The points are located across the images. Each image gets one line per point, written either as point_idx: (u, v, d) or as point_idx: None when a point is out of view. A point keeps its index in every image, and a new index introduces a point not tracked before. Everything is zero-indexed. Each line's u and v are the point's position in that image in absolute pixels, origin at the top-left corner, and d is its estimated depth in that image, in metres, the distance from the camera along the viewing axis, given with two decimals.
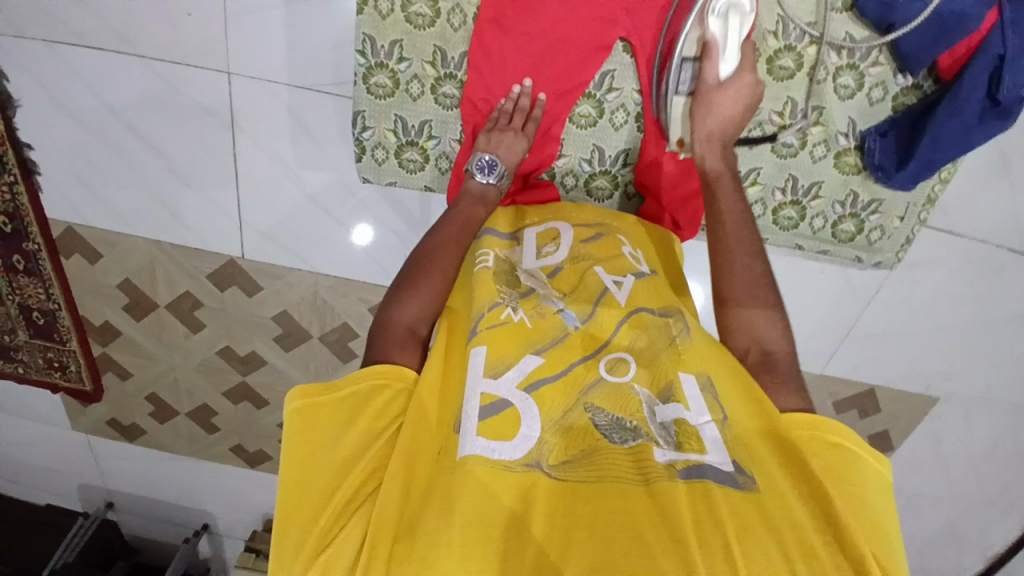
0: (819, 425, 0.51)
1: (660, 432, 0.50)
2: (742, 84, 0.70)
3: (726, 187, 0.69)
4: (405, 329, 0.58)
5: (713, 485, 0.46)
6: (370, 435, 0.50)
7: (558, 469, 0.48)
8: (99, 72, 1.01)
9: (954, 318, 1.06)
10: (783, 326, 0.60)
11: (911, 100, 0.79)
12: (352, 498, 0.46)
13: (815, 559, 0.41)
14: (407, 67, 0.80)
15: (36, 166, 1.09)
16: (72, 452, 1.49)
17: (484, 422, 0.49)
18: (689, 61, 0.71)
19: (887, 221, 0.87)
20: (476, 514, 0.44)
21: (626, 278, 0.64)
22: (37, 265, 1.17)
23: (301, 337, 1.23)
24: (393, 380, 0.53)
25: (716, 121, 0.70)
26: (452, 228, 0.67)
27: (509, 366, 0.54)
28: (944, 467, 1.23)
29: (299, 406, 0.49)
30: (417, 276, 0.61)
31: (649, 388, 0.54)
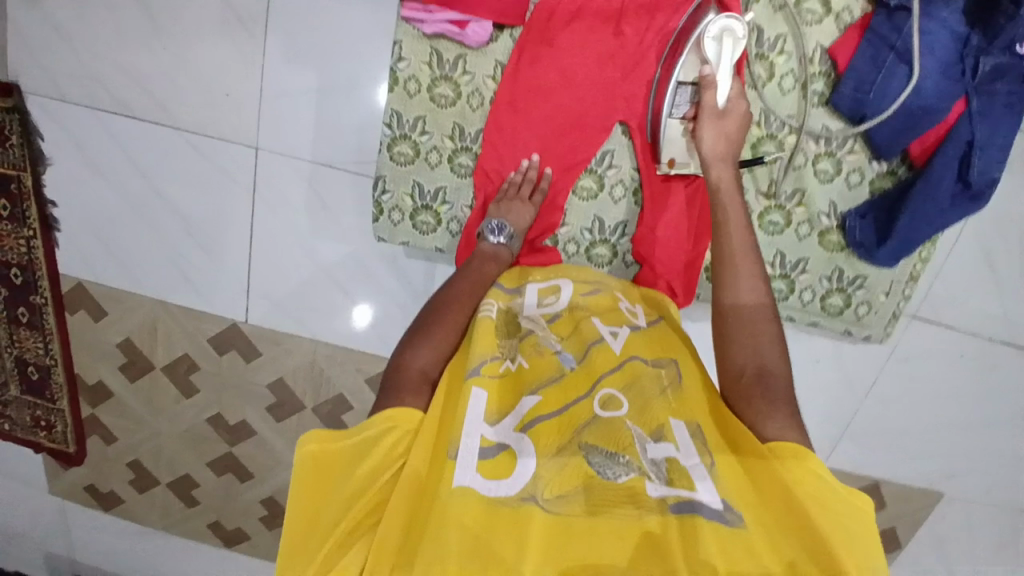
0: (803, 455, 0.52)
1: (652, 467, 0.52)
2: (737, 109, 0.77)
3: (732, 203, 0.73)
4: (417, 372, 0.60)
5: (703, 520, 0.47)
6: (375, 474, 0.50)
7: (551, 504, 0.48)
8: (137, 140, 1.09)
9: (946, 409, 1.08)
10: (779, 351, 0.63)
11: (886, 184, 0.86)
12: (353, 536, 0.47)
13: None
14: (428, 139, 0.87)
15: (57, 222, 1.15)
16: (44, 518, 1.43)
17: (483, 462, 0.50)
18: (686, 86, 0.77)
19: (873, 296, 0.91)
20: (473, 547, 0.44)
21: (622, 330, 0.67)
22: (40, 319, 1.19)
23: (294, 407, 1.22)
24: (400, 422, 0.53)
25: (718, 136, 0.76)
26: (464, 281, 0.71)
27: (505, 415, 0.55)
28: (948, 572, 1.19)
29: (312, 449, 0.51)
30: (428, 322, 0.65)
31: (642, 426, 0.55)
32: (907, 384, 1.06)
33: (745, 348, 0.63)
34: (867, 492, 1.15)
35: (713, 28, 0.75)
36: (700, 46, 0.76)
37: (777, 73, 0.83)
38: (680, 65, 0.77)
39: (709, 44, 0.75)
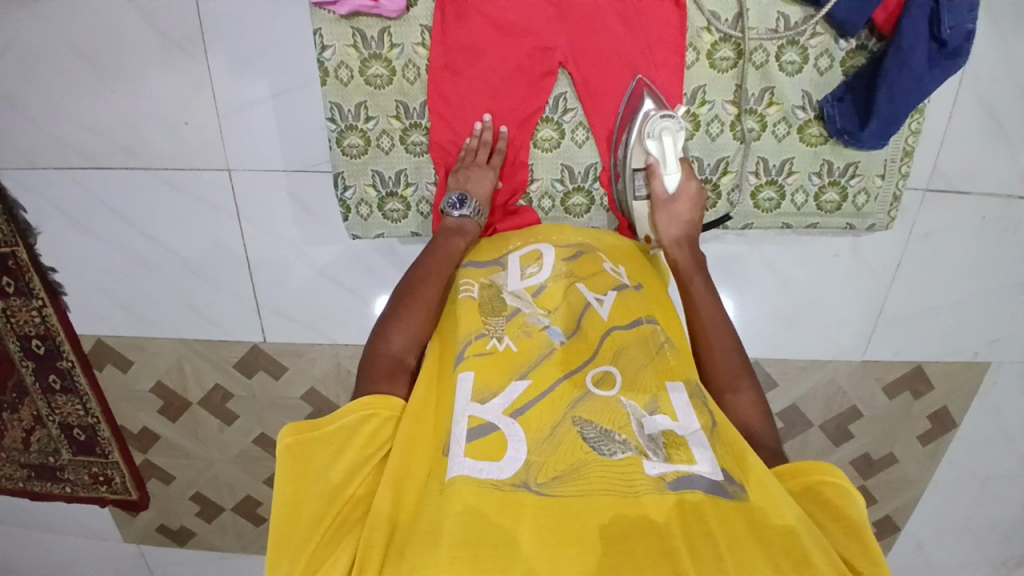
0: (802, 471, 0.52)
1: (649, 444, 0.50)
2: (690, 190, 0.79)
3: (698, 285, 0.75)
4: (393, 358, 0.60)
5: (702, 496, 0.47)
6: (359, 462, 0.50)
7: (547, 486, 0.46)
8: (111, 188, 1.08)
9: (981, 275, 1.03)
10: (765, 418, 0.60)
11: (860, 61, 0.81)
12: (342, 525, 0.47)
13: (808, 565, 0.42)
14: (375, 125, 0.85)
15: (60, 287, 1.16)
16: (128, 565, 1.50)
17: (472, 444, 0.49)
18: (639, 172, 0.80)
19: (869, 182, 0.87)
20: (464, 535, 0.43)
21: (607, 294, 0.65)
22: (72, 381, 1.22)
23: (331, 411, 1.24)
24: (381, 409, 0.53)
25: (675, 225, 0.79)
26: (432, 261, 0.70)
27: (496, 394, 0.54)
28: (1012, 436, 1.17)
29: (291, 442, 0.49)
30: (399, 306, 0.64)
31: (637, 401, 0.53)
32: (931, 263, 1.03)
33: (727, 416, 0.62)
34: (911, 378, 1.12)
35: (652, 127, 0.77)
36: (642, 139, 0.79)
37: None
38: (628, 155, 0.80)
39: (650, 141, 0.78)
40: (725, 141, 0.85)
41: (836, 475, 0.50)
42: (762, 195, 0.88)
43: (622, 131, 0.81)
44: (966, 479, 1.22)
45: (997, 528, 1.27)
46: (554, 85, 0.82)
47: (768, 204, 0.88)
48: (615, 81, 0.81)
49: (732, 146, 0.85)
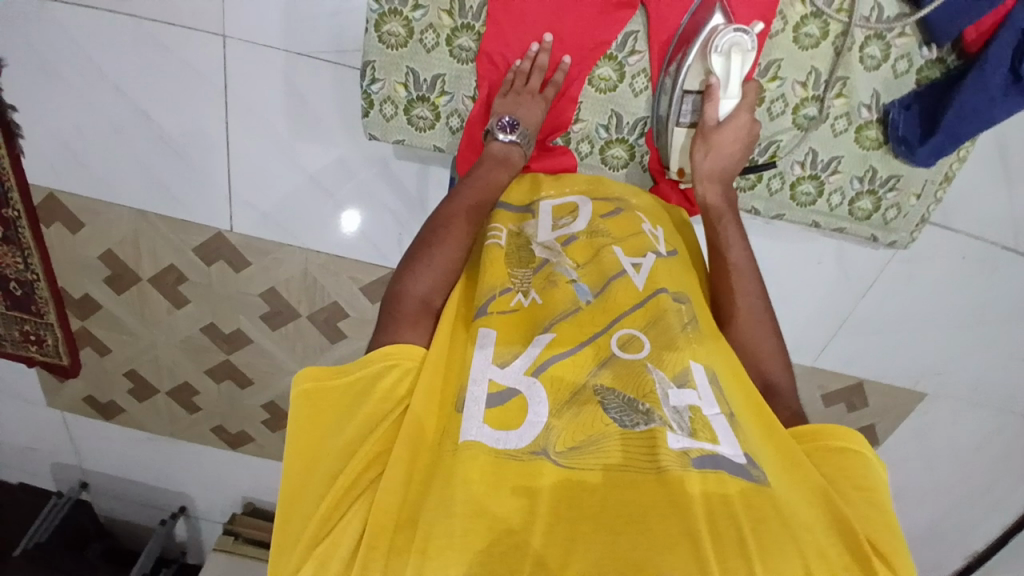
0: (822, 434, 0.52)
1: (674, 417, 0.47)
2: (741, 123, 0.73)
3: (729, 229, 0.70)
4: (418, 301, 0.55)
5: (728, 475, 0.45)
6: (376, 418, 0.47)
7: (565, 457, 0.45)
8: (88, 30, 0.96)
9: (950, 312, 1.06)
10: (783, 365, 0.62)
11: (935, 74, 0.77)
12: (355, 486, 0.44)
13: (825, 557, 0.42)
14: (422, 15, 0.77)
15: (18, 128, 1.04)
16: (48, 430, 1.44)
17: (491, 410, 0.47)
18: (691, 95, 0.74)
19: (904, 198, 0.86)
20: (479, 505, 0.41)
21: (645, 259, 0.61)
22: (16, 232, 1.12)
23: (290, 316, 1.20)
24: (401, 359, 0.49)
25: (715, 161, 0.73)
26: (472, 192, 0.64)
27: (517, 355, 0.51)
28: (927, 463, 1.24)
29: (306, 389, 0.47)
30: (430, 242, 0.59)
31: (663, 370, 0.51)
32: (908, 292, 1.04)
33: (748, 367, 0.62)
34: (853, 392, 1.17)
35: (720, 41, 0.70)
36: (706, 55, 0.71)
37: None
38: (683, 74, 0.73)
39: (714, 57, 0.71)
40: (783, 123, 0.82)
41: (856, 442, 0.51)
42: (800, 188, 0.86)
43: (682, 44, 0.74)
44: None
45: None
46: (628, 20, 0.76)
47: (803, 199, 0.87)
48: None
49: (788, 130, 0.82)
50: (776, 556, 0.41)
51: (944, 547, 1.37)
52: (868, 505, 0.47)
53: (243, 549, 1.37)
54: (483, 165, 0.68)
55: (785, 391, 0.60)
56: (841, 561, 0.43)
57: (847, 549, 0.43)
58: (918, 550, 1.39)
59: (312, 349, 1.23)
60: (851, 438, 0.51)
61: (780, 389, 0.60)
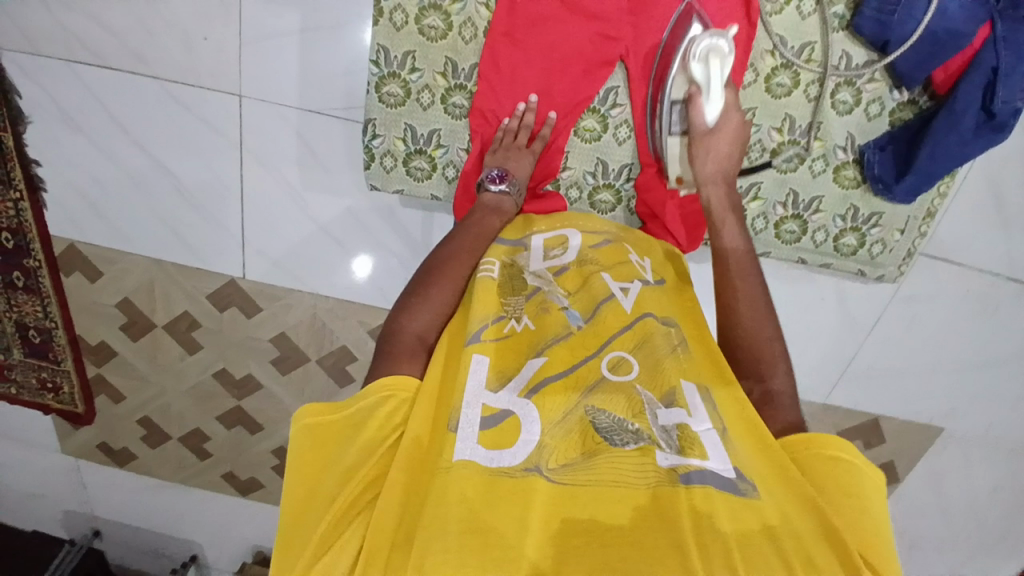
0: (815, 441, 0.51)
1: (663, 435, 0.48)
2: (732, 123, 0.73)
3: (732, 230, 0.69)
4: (414, 337, 0.57)
5: (714, 491, 0.44)
6: (374, 444, 0.48)
7: (557, 473, 0.45)
8: (114, 90, 1.04)
9: (955, 347, 1.06)
10: (785, 367, 0.59)
11: (907, 115, 0.81)
12: (352, 510, 0.44)
13: (815, 567, 0.40)
14: (419, 77, 0.82)
15: (42, 182, 1.10)
16: (61, 477, 1.46)
17: (485, 432, 0.47)
18: (677, 104, 0.74)
19: (887, 234, 0.88)
20: (471, 521, 0.41)
21: (632, 285, 0.63)
22: (36, 282, 1.17)
23: (299, 360, 1.22)
24: (398, 390, 0.51)
25: (715, 162, 0.72)
26: (467, 237, 0.66)
27: (510, 378, 0.51)
28: (946, 505, 1.21)
29: (309, 422, 0.49)
30: (426, 282, 0.61)
31: (652, 390, 0.52)
32: (910, 326, 1.05)
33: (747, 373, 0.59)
34: (867, 430, 1.15)
35: (698, 47, 0.70)
36: (687, 64, 0.71)
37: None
38: (669, 85, 0.73)
39: (695, 64, 0.70)
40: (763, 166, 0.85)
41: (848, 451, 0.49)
42: (785, 227, 0.88)
43: (666, 56, 0.74)
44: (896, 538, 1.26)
45: None
46: (609, 77, 0.81)
47: (789, 237, 0.89)
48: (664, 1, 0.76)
49: (768, 173, 0.85)
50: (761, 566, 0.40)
51: None
52: (856, 510, 0.46)
53: None
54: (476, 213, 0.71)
55: (784, 398, 0.57)
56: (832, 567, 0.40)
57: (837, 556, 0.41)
58: None
59: (320, 392, 1.25)
60: (837, 445, 0.50)
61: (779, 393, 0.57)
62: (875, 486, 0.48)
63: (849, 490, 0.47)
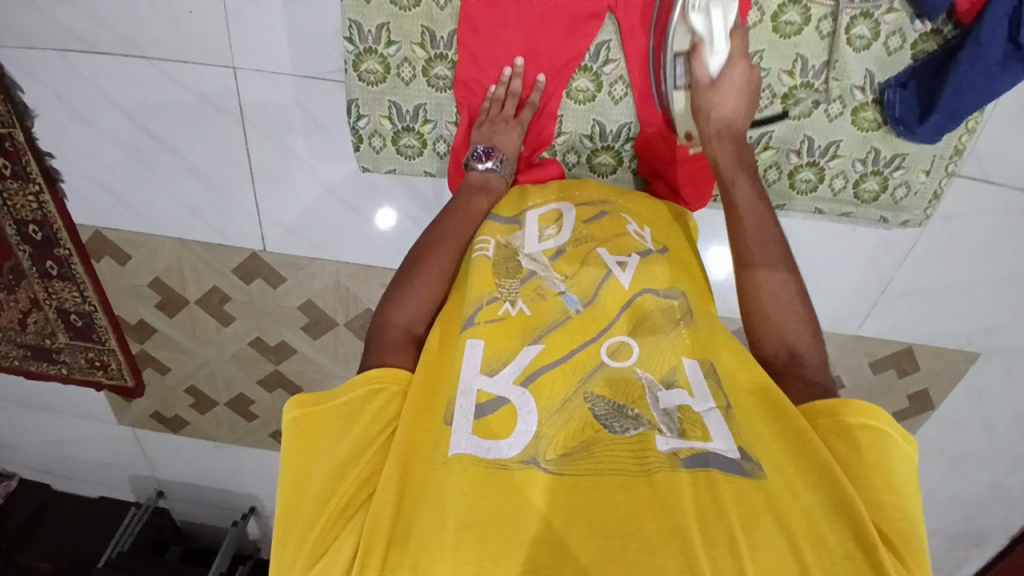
0: (839, 409, 0.49)
1: (663, 419, 0.48)
2: (737, 74, 0.69)
3: (746, 188, 0.66)
4: (402, 329, 0.57)
5: (717, 473, 0.44)
6: (366, 439, 0.48)
7: (556, 463, 0.45)
8: (111, 74, 1.02)
9: (996, 270, 1.01)
10: (810, 327, 0.58)
11: (931, 47, 0.74)
12: (348, 507, 0.45)
13: (823, 547, 0.40)
14: (397, 50, 0.79)
15: (58, 174, 1.12)
16: (122, 445, 1.55)
17: (481, 420, 0.47)
18: (681, 56, 0.70)
19: (912, 176, 0.82)
20: (472, 518, 0.41)
21: (630, 259, 0.60)
22: (69, 270, 1.21)
23: (328, 325, 1.24)
24: (388, 383, 0.51)
25: (721, 118, 0.69)
26: (452, 219, 0.65)
27: (506, 363, 0.51)
28: (989, 426, 1.18)
29: (296, 415, 0.49)
30: (413, 268, 0.61)
31: (651, 371, 0.51)
32: (947, 252, 1.00)
33: (771, 334, 0.58)
34: (902, 357, 1.12)
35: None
36: (686, 15, 0.67)
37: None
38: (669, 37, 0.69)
39: (694, 14, 0.67)
40: (774, 114, 0.80)
41: (878, 418, 0.48)
42: (800, 176, 0.84)
43: (664, 9, 0.70)
44: (936, 459, 1.25)
45: (959, 507, 1.31)
46: (598, 32, 0.76)
47: (805, 186, 0.84)
48: None
49: (780, 120, 0.80)
50: (765, 551, 0.39)
51: (1017, 512, 1.30)
52: (878, 484, 0.45)
53: None
54: (462, 193, 0.69)
55: (814, 361, 0.56)
56: (843, 550, 0.39)
57: (853, 536, 0.40)
58: (987, 516, 1.33)
59: (352, 354, 1.28)
60: (873, 412, 0.48)
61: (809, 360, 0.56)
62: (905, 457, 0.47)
63: (874, 464, 0.46)
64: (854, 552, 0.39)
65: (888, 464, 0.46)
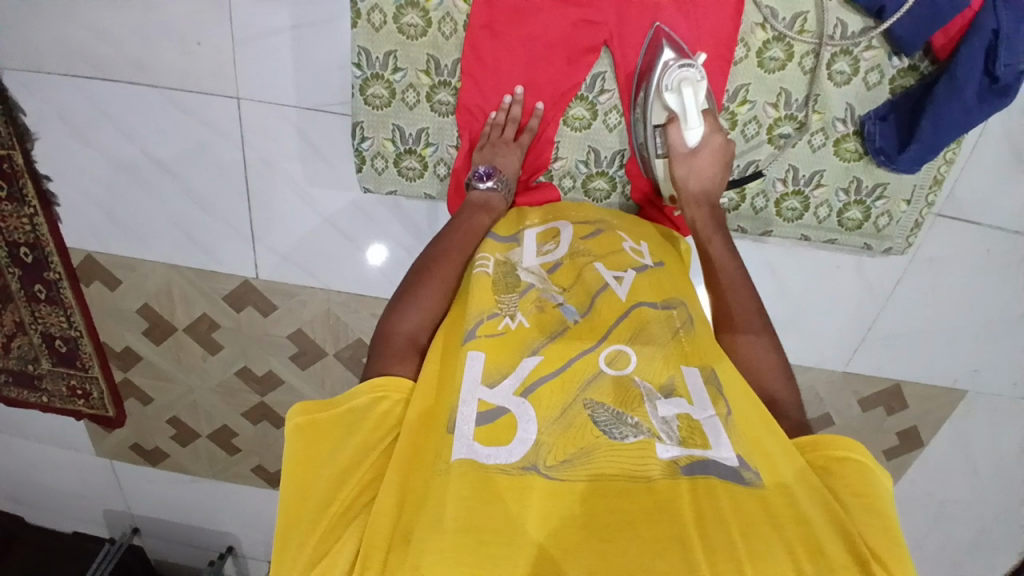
0: (823, 443, 0.51)
1: (663, 427, 0.48)
2: (714, 144, 0.74)
3: (719, 245, 0.70)
4: (405, 338, 0.58)
5: (716, 480, 0.44)
6: (369, 445, 0.49)
7: (556, 470, 0.45)
8: (115, 101, 1.04)
9: (975, 309, 1.04)
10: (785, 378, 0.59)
11: (908, 83, 0.78)
12: (350, 511, 0.46)
13: (821, 555, 0.40)
14: (402, 76, 0.82)
15: (54, 196, 1.13)
16: (97, 477, 1.51)
17: (480, 428, 0.47)
18: (659, 128, 0.76)
19: (893, 206, 0.86)
20: (468, 520, 0.41)
21: (626, 274, 0.62)
22: (57, 293, 1.20)
23: (317, 354, 1.24)
24: (390, 390, 0.52)
25: (697, 181, 0.74)
26: (456, 236, 0.66)
27: (506, 375, 0.51)
28: (974, 466, 1.19)
29: (300, 421, 0.49)
30: (417, 281, 0.62)
31: (650, 380, 0.51)
32: (928, 289, 1.02)
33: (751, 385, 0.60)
34: (888, 396, 1.14)
35: (670, 80, 0.72)
36: (662, 93, 0.74)
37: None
38: (647, 112, 0.76)
39: (667, 94, 0.73)
40: (760, 144, 0.83)
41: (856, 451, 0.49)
42: (785, 204, 0.87)
43: (642, 81, 0.76)
44: (923, 501, 1.25)
45: (944, 550, 1.31)
46: (595, 63, 0.80)
47: (790, 214, 0.87)
48: (635, 26, 0.77)
49: (765, 149, 0.84)
50: (765, 557, 0.40)
51: (1003, 555, 1.30)
52: (867, 509, 0.46)
53: None
54: (465, 212, 0.71)
55: (788, 404, 0.58)
56: (842, 558, 0.41)
57: (847, 550, 0.41)
58: (974, 559, 1.32)
59: (339, 385, 1.27)
60: (849, 446, 0.50)
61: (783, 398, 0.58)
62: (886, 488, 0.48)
63: (861, 490, 0.47)
64: (850, 563, 0.40)
65: (875, 492, 0.47)
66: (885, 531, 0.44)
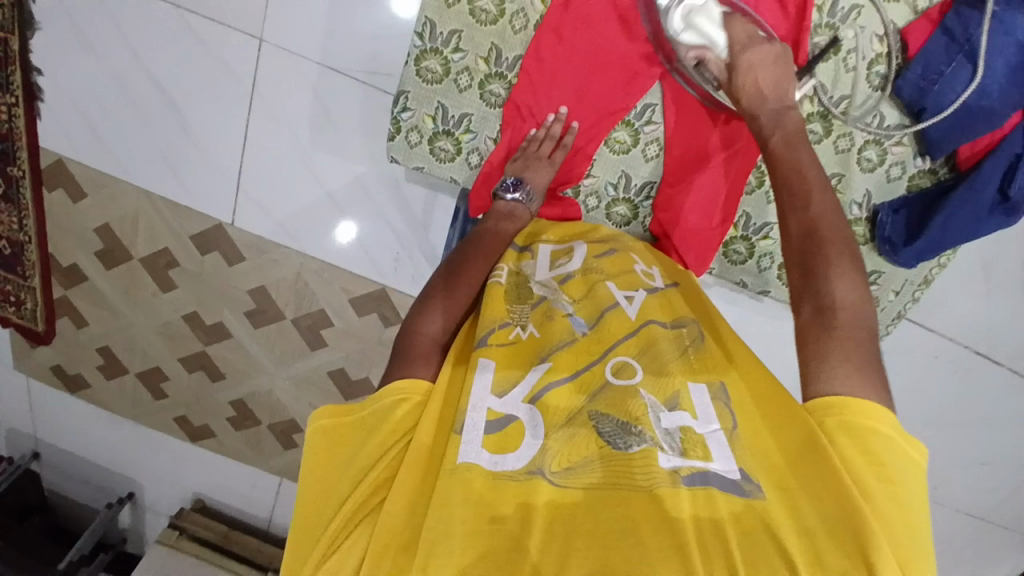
0: (850, 407, 0.46)
1: (665, 437, 0.48)
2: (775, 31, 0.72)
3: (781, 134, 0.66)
4: (430, 339, 0.58)
5: (717, 492, 0.44)
6: (385, 448, 0.48)
7: (560, 476, 0.46)
8: (133, 12, 1.00)
9: (916, 409, 1.09)
10: (855, 282, 0.53)
11: (925, 183, 0.83)
12: (361, 513, 0.45)
13: (820, 564, 0.40)
14: (461, 58, 0.82)
15: (41, 93, 1.06)
16: (7, 393, 1.41)
17: (489, 436, 0.48)
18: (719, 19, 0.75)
19: (883, 293, 0.90)
20: (477, 527, 0.43)
21: (637, 294, 0.62)
22: (16, 193, 1.13)
23: (275, 316, 1.19)
24: (413, 394, 0.51)
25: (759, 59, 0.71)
26: (482, 243, 0.69)
27: (515, 384, 0.52)
28: None
29: (324, 423, 0.50)
30: (441, 289, 0.63)
31: (655, 394, 0.51)
32: None
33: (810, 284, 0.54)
34: None
35: None
36: None
37: (843, 49, 0.77)
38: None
39: None
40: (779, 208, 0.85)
41: (885, 423, 0.45)
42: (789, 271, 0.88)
43: None
44: None
45: None
46: (649, 93, 0.80)
47: None
48: None
49: None
50: (762, 570, 0.40)
51: None
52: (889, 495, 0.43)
53: (185, 546, 1.33)
54: (490, 221, 0.73)
55: (851, 314, 0.51)
56: (841, 570, 0.39)
57: (849, 556, 0.40)
58: None
59: (291, 351, 1.22)
60: (877, 416, 0.45)
61: (842, 305, 0.51)
62: (912, 465, 0.44)
63: (881, 468, 0.44)
64: (852, 571, 0.39)
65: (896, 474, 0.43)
66: (897, 521, 0.42)
